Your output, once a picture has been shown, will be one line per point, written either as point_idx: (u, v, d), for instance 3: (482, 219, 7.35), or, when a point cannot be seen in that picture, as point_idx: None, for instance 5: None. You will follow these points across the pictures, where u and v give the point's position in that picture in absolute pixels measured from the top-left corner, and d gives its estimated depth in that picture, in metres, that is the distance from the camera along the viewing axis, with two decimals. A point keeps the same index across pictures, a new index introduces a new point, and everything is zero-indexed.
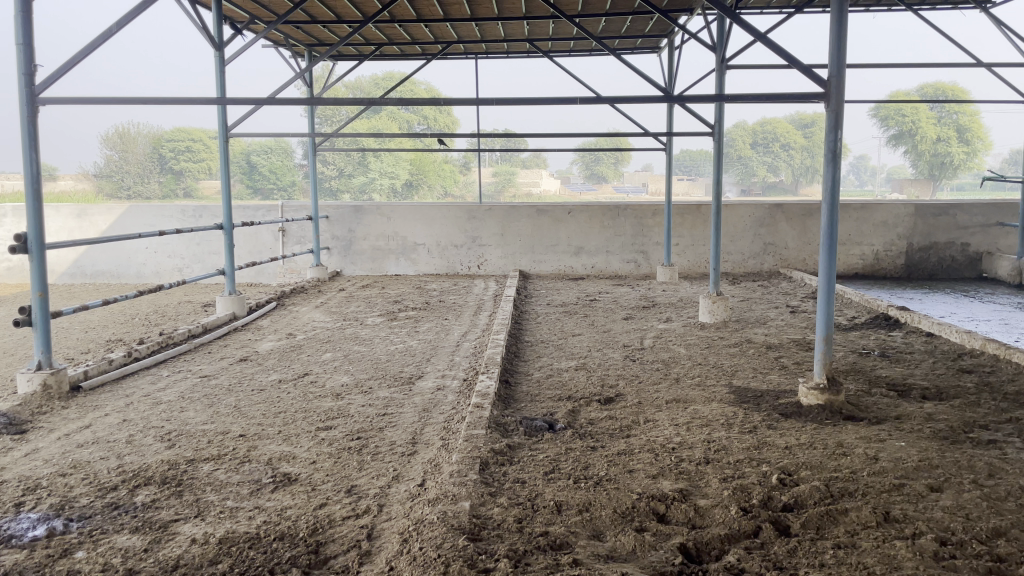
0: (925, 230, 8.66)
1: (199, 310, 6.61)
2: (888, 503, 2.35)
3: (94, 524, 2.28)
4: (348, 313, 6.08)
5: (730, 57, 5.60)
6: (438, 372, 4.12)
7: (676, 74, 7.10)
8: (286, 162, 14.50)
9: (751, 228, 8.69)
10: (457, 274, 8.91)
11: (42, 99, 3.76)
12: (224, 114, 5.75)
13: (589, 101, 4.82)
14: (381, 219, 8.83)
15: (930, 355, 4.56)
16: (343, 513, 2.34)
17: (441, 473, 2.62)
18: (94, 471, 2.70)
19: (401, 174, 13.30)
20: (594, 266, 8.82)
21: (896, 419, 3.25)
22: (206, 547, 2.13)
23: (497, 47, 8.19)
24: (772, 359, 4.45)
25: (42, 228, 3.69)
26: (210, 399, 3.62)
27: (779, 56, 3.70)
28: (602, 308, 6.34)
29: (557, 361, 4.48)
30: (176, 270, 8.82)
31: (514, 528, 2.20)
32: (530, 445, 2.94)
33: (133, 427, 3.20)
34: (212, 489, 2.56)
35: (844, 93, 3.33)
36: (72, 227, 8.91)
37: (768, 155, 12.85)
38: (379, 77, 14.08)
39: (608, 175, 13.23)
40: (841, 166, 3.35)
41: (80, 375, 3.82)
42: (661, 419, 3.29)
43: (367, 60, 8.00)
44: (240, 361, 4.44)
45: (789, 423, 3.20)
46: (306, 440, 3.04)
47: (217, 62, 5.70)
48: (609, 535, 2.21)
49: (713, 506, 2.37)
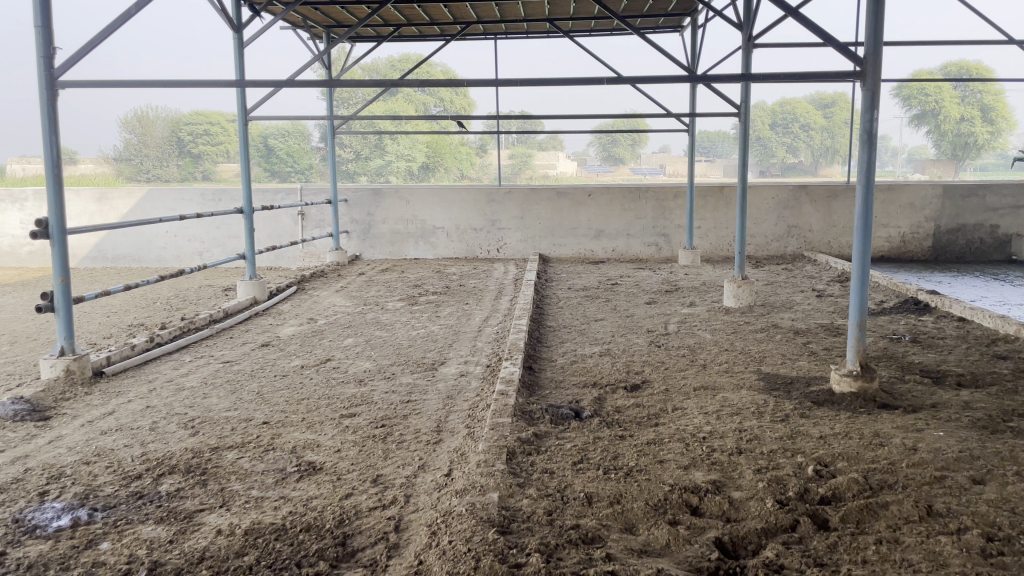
0: (953, 212, 8.49)
1: (220, 294, 6.59)
2: (929, 497, 2.28)
3: (118, 514, 2.25)
4: (368, 297, 6.04)
5: (757, 36, 5.47)
6: (460, 358, 4.07)
7: (699, 53, 6.97)
8: (302, 144, 14.29)
9: (774, 210, 8.55)
10: (476, 257, 8.85)
11: (61, 82, 3.71)
12: (243, 98, 5.70)
13: (613, 81, 4.72)
14: (400, 202, 8.78)
15: (963, 340, 4.46)
16: (369, 504, 2.30)
17: (467, 463, 2.57)
18: (118, 460, 2.68)
19: (418, 156, 13.19)
20: (615, 249, 8.73)
21: (932, 408, 3.16)
22: (232, 539, 2.09)
23: (516, 27, 8.08)
24: (801, 344, 4.36)
25: (63, 214, 3.66)
26: (234, 386, 3.59)
27: (814, 34, 3.59)
28: (624, 292, 6.26)
29: (580, 346, 4.41)
30: (196, 255, 8.84)
31: (544, 521, 2.14)
32: (557, 434, 2.88)
33: (157, 414, 3.18)
34: (236, 478, 2.53)
35: (881, 71, 3.22)
36: (92, 211, 8.92)
37: (788, 136, 12.45)
38: (394, 58, 13.94)
39: (626, 157, 12.84)
40: (876, 148, 3.25)
41: (103, 361, 3.81)
42: (689, 407, 3.23)
43: (386, 41, 7.92)
44: (261, 347, 4.40)
45: (821, 411, 3.13)
46: (331, 427, 3.01)
47: (237, 44, 5.64)
48: (642, 528, 2.15)
49: (748, 498, 2.31)
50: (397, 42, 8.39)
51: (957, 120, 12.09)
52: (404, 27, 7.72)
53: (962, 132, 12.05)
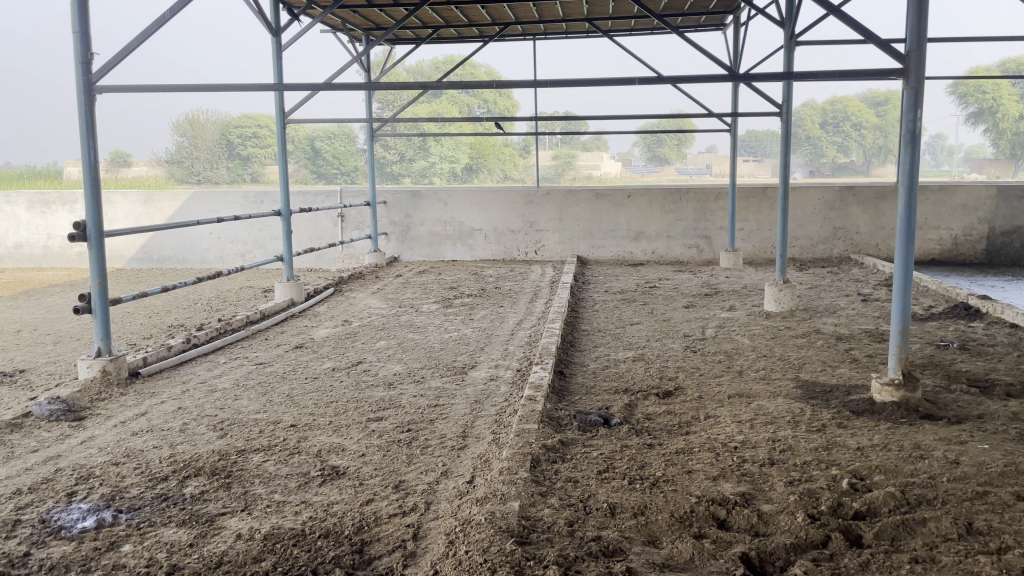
0: (1008, 214, 8.19)
1: (259, 295, 6.67)
2: (971, 514, 2.17)
3: (142, 516, 2.27)
4: (404, 299, 6.05)
5: (800, 33, 5.33)
6: (491, 362, 4.03)
7: (741, 52, 6.83)
8: (348, 146, 14.43)
9: (820, 212, 8.36)
10: (514, 259, 8.82)
11: (99, 87, 3.78)
12: (281, 101, 5.75)
13: (649, 81, 4.64)
14: (439, 204, 8.79)
15: (1015, 348, 4.28)
16: (389, 510, 2.28)
17: (491, 470, 2.53)
18: (146, 461, 2.71)
19: (461, 157, 13.23)
20: (655, 251, 8.61)
21: (979, 419, 3.03)
22: (251, 544, 2.09)
23: (554, 28, 8.03)
24: (843, 351, 4.23)
25: (100, 216, 3.72)
26: (264, 388, 3.61)
27: (854, 31, 3.48)
28: (662, 295, 6.16)
29: (613, 351, 4.34)
30: (239, 256, 8.98)
31: (564, 531, 2.10)
32: (584, 441, 2.83)
33: (187, 416, 3.21)
34: (260, 481, 2.53)
35: (925, 69, 3.11)
36: (140, 213, 9.11)
37: (838, 136, 12.01)
38: (437, 59, 13.98)
39: (672, 157, 12.40)
40: (920, 149, 3.13)
41: (139, 362, 3.87)
42: (723, 415, 3.15)
43: (424, 43, 7.94)
44: (295, 349, 4.43)
45: (861, 421, 3.02)
46: (357, 431, 2.99)
47: (275, 48, 5.70)
48: (666, 541, 2.09)
49: (779, 512, 2.23)
50: (436, 44, 8.41)
51: (1016, 119, 11.37)
52: (442, 29, 7.74)
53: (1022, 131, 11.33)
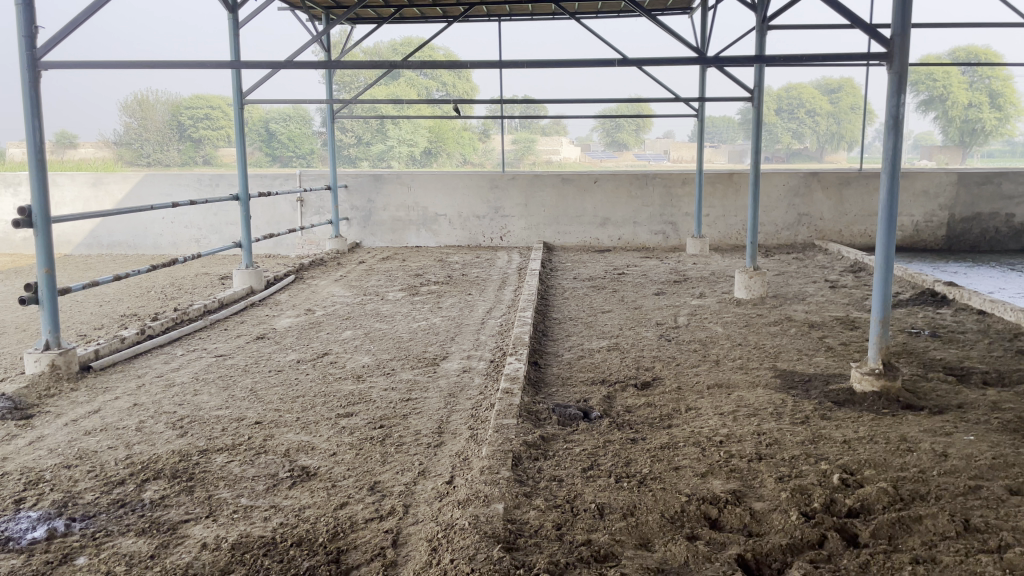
0: (967, 201, 8.31)
1: (216, 282, 6.45)
2: (966, 510, 2.12)
3: (98, 525, 2.11)
4: (368, 287, 5.89)
5: (773, 16, 5.26)
6: (463, 353, 3.91)
7: (709, 35, 6.77)
8: (304, 128, 13.97)
9: (784, 198, 8.37)
10: (480, 246, 8.68)
11: (44, 63, 3.55)
12: (238, 80, 5.51)
13: (621, 63, 4.54)
14: (402, 188, 8.60)
15: (984, 335, 4.29)
16: (365, 515, 2.15)
17: (471, 469, 2.42)
18: (100, 463, 2.54)
19: (421, 140, 13.02)
20: (621, 238, 8.55)
21: (960, 409, 3.00)
22: (217, 554, 1.95)
23: (520, 9, 7.90)
24: (817, 339, 4.19)
25: (47, 201, 3.50)
26: (226, 381, 3.44)
27: (838, 14, 3.40)
28: (631, 282, 6.10)
29: (587, 340, 4.25)
30: (193, 242, 8.69)
31: (553, 536, 2.00)
32: (565, 436, 2.74)
33: (144, 413, 3.03)
34: (225, 484, 2.38)
35: (908, 54, 3.04)
36: (88, 196, 8.77)
37: (793, 122, 12.18)
38: (397, 41, 13.67)
39: (630, 143, 12.44)
40: (903, 136, 3.07)
41: (90, 355, 3.66)
42: (704, 406, 3.07)
43: (387, 22, 7.73)
44: (257, 339, 4.25)
45: (843, 412, 2.97)
46: (327, 428, 2.85)
47: (232, 25, 5.46)
48: (658, 544, 1.99)
49: (771, 510, 2.16)
50: (399, 23, 8.19)
51: (964, 107, 11.90)
52: (405, 8, 7.54)
53: (969, 119, 11.98)
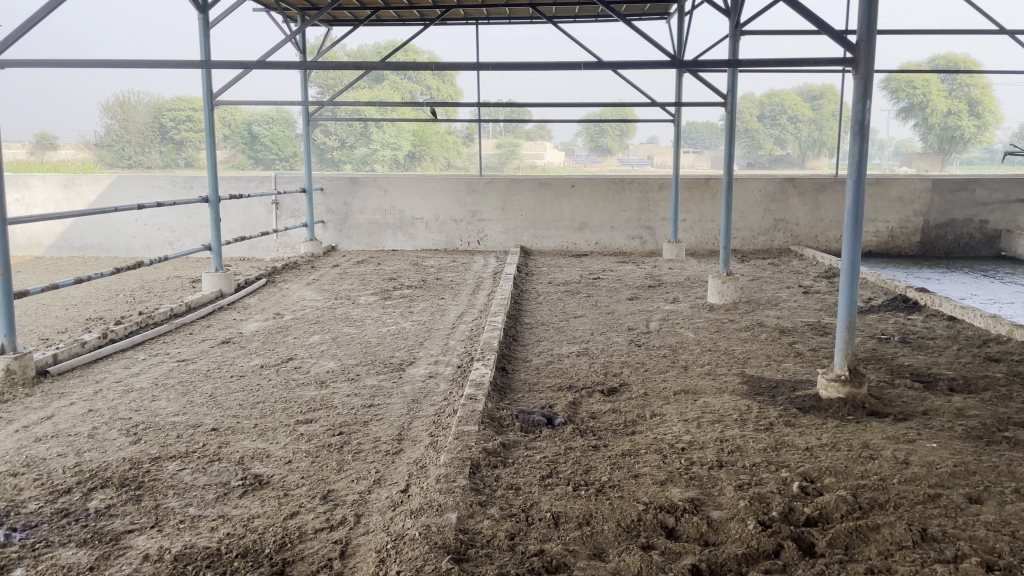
0: (941, 207, 8.36)
1: (187, 285, 6.37)
2: (925, 519, 2.10)
3: (38, 536, 2.05)
4: (340, 291, 5.82)
5: (746, 22, 5.26)
6: (431, 358, 3.87)
7: (685, 40, 6.76)
8: (287, 132, 14.23)
9: (761, 204, 8.38)
10: (457, 249, 8.64)
11: (1, 61, 3.49)
12: (208, 82, 5.44)
13: (592, 66, 4.50)
14: (379, 191, 8.54)
15: (953, 341, 4.30)
16: (315, 525, 2.10)
17: (427, 477, 2.37)
18: (48, 471, 2.47)
19: (403, 145, 12.99)
20: (598, 242, 8.54)
21: (924, 416, 2.99)
22: (159, 566, 1.89)
23: (498, 12, 7.89)
24: (787, 345, 4.18)
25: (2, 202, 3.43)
26: (186, 388, 3.37)
27: (807, 20, 3.38)
28: (605, 287, 6.07)
29: (557, 346, 4.21)
30: (166, 244, 8.57)
31: (505, 546, 1.96)
32: (527, 443, 2.70)
33: (98, 419, 2.96)
34: (174, 493, 2.32)
35: (874, 60, 3.02)
36: (59, 198, 8.65)
37: (776, 129, 12.17)
38: (378, 44, 13.61)
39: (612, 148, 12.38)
40: (869, 141, 3.06)
41: (47, 360, 3.58)
42: (669, 413, 3.04)
43: (363, 24, 7.68)
44: (221, 344, 4.18)
45: (808, 419, 2.95)
46: (284, 435, 2.79)
47: (202, 25, 5.39)
48: (612, 554, 1.96)
49: (729, 519, 2.13)
50: (376, 25, 8.15)
51: (943, 113, 12.25)
52: (382, 10, 7.49)
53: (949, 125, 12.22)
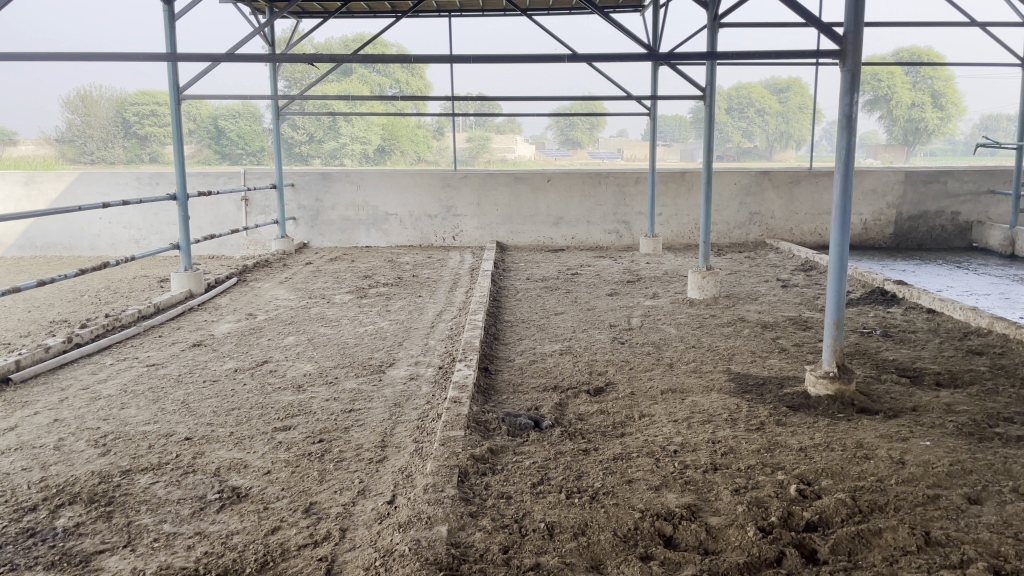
0: (914, 199, 8.42)
1: (155, 285, 6.20)
2: (926, 521, 2.05)
3: (1, 559, 1.92)
4: (314, 289, 5.68)
5: (725, 14, 5.21)
6: (411, 359, 3.77)
7: (660, 33, 6.71)
8: (254, 126, 13.64)
9: (736, 197, 8.36)
10: (431, 245, 8.53)
11: None
12: (174, 75, 5.26)
13: (571, 59, 4.42)
14: (350, 187, 8.39)
15: (935, 334, 4.29)
16: (298, 541, 2.00)
17: (414, 487, 2.28)
18: (11, 487, 2.34)
19: (373, 139, 12.94)
20: (574, 237, 8.49)
21: (914, 412, 2.96)
22: None
23: (471, 4, 7.76)
24: (770, 340, 4.14)
25: None
26: (156, 394, 3.23)
27: (793, 12, 3.32)
28: (584, 283, 6.00)
29: (539, 344, 4.13)
30: (132, 243, 8.35)
31: (499, 560, 1.87)
32: (514, 448, 2.62)
33: (64, 430, 2.82)
34: (147, 509, 2.20)
35: (862, 53, 2.97)
36: (20, 195, 8.38)
37: (744, 121, 12.22)
38: (348, 37, 13.41)
39: (583, 141, 12.73)
40: (856, 135, 3.00)
41: (10, 367, 3.43)
42: (658, 414, 2.98)
43: (334, 17, 7.52)
44: (192, 347, 4.04)
45: (798, 418, 2.90)
46: (262, 444, 2.68)
47: (168, 17, 5.22)
48: (610, 566, 1.88)
49: (728, 525, 2.06)
50: (347, 17, 7.99)
51: (908, 106, 12.25)
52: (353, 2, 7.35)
53: (913, 118, 12.30)
